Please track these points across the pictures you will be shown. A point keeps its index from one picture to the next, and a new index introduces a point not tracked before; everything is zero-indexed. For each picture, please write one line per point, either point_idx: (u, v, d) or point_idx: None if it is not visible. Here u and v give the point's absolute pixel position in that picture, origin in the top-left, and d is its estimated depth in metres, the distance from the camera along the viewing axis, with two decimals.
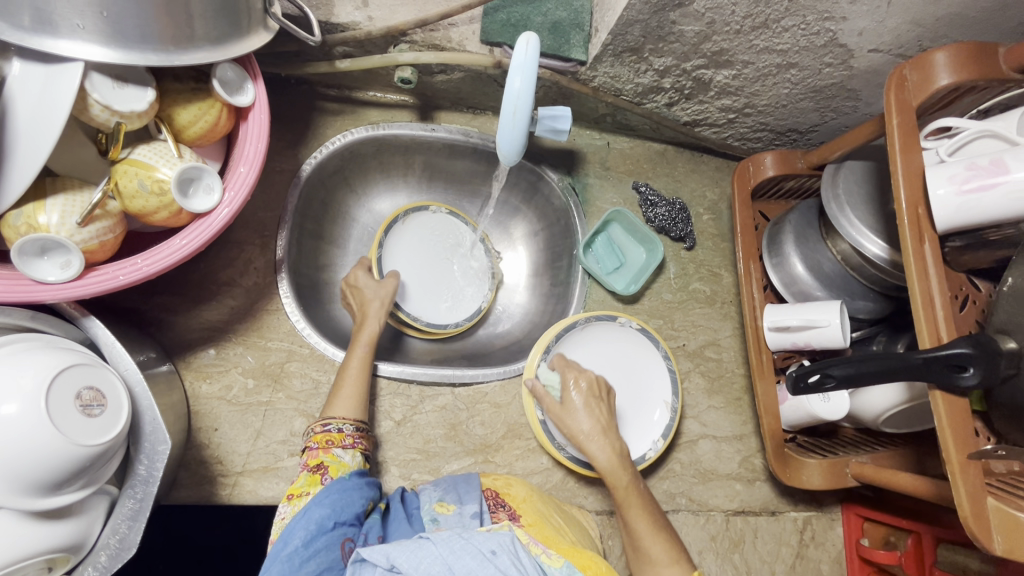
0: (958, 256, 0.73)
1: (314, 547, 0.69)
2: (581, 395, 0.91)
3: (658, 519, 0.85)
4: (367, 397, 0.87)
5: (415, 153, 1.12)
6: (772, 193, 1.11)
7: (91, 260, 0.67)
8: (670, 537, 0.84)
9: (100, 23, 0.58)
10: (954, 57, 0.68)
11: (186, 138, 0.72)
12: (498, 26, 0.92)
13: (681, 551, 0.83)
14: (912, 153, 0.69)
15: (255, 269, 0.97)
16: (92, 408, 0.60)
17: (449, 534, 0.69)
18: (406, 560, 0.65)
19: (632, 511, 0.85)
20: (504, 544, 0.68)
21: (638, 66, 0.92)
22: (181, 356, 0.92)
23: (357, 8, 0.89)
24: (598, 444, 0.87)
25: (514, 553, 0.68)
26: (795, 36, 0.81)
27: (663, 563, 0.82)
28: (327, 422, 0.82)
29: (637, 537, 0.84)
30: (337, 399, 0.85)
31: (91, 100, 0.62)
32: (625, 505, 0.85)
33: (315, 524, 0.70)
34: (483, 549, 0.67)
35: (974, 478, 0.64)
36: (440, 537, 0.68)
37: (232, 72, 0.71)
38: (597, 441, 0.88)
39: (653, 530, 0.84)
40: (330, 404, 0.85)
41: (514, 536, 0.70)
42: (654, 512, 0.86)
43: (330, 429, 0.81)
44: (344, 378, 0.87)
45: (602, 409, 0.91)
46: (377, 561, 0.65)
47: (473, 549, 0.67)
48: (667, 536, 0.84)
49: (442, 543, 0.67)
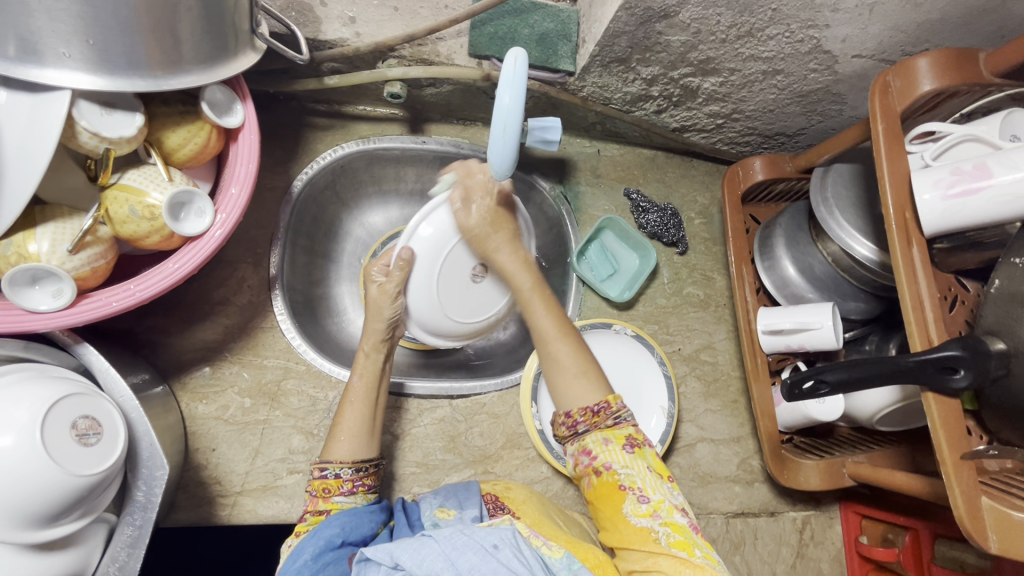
0: (945, 257, 0.75)
1: (323, 560, 0.68)
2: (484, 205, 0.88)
3: (573, 334, 0.84)
4: (371, 422, 0.85)
5: (407, 165, 1.12)
6: (762, 197, 1.11)
7: (83, 286, 0.66)
8: (586, 358, 0.82)
9: (86, 51, 0.58)
10: (936, 64, 0.69)
11: (176, 160, 0.72)
12: (486, 39, 0.93)
13: (596, 368, 0.82)
14: (898, 159, 0.70)
15: (249, 287, 0.97)
16: (88, 437, 0.59)
17: (451, 531, 0.68)
18: (410, 557, 0.65)
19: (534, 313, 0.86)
20: (505, 539, 0.68)
21: (626, 75, 0.93)
22: (176, 377, 0.91)
23: (344, 25, 0.89)
24: (511, 257, 0.90)
25: (516, 546, 0.68)
26: (780, 43, 0.82)
27: (578, 374, 0.81)
28: (325, 467, 0.78)
29: (546, 345, 0.83)
30: (336, 442, 0.82)
31: (79, 128, 0.62)
32: (528, 307, 0.87)
33: (326, 539, 0.70)
34: (485, 544, 0.67)
35: (967, 478, 0.65)
36: (442, 534, 0.68)
37: (221, 94, 0.72)
38: (504, 248, 0.90)
39: (562, 336, 0.83)
40: (329, 446, 0.82)
41: (515, 530, 0.70)
42: (563, 319, 0.86)
43: (327, 476, 0.78)
44: (342, 418, 0.84)
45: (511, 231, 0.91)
46: (381, 560, 0.65)
47: (475, 546, 0.67)
48: (579, 344, 0.83)
49: (444, 540, 0.67)
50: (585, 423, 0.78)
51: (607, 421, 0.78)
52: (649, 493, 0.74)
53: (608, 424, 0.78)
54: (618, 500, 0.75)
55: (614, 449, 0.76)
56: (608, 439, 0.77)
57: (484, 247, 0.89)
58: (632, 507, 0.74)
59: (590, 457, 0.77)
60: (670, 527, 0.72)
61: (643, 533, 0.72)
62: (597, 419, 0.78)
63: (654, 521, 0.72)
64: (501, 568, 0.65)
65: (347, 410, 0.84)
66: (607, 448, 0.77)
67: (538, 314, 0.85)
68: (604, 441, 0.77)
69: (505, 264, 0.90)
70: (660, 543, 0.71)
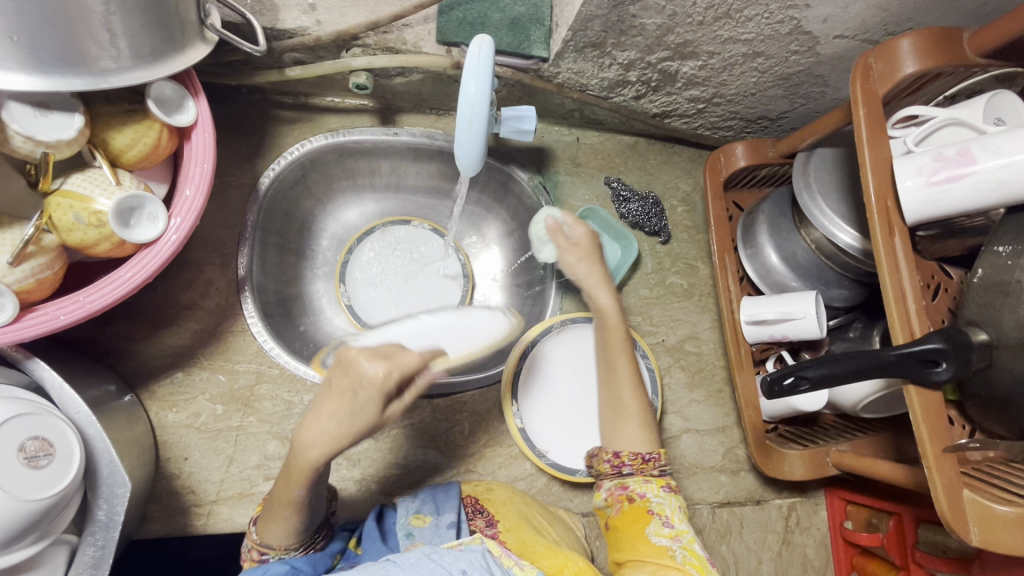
0: (929, 245, 0.72)
1: None
2: (590, 248, 0.93)
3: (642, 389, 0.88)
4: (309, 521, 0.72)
5: (380, 158, 1.08)
6: (745, 183, 1.09)
7: (28, 299, 0.62)
8: (646, 413, 0.86)
9: (13, 48, 0.54)
10: (918, 44, 0.66)
11: (125, 162, 0.68)
12: (455, 25, 0.89)
13: (654, 422, 0.86)
14: (880, 145, 0.68)
15: (217, 290, 0.93)
16: (38, 459, 0.56)
17: (417, 556, 0.64)
18: None
19: (618, 361, 0.88)
20: (474, 561, 0.65)
21: (602, 60, 0.90)
22: (143, 385, 0.88)
23: (304, 12, 0.84)
24: (608, 293, 0.90)
25: (485, 569, 0.64)
26: (759, 25, 0.79)
27: (639, 426, 0.85)
28: (266, 550, 0.71)
29: (617, 390, 0.87)
30: (275, 524, 0.70)
31: (10, 132, 0.58)
32: (613, 358, 0.88)
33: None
34: (453, 570, 0.63)
35: (950, 471, 0.63)
36: (407, 560, 0.64)
37: (170, 90, 0.68)
38: (605, 288, 0.91)
39: (638, 390, 0.87)
40: (264, 522, 0.71)
41: (484, 550, 0.67)
42: (637, 371, 0.88)
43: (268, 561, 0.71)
44: (281, 504, 0.69)
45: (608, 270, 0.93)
46: None
47: (442, 571, 0.63)
48: (645, 402, 0.86)
49: (409, 567, 0.62)
50: (631, 466, 0.83)
51: (653, 470, 0.83)
52: (673, 520, 0.78)
53: (653, 473, 0.83)
54: (643, 521, 0.78)
55: (651, 484, 0.82)
56: (648, 478, 0.82)
57: (591, 286, 0.90)
58: (655, 527, 0.77)
59: (626, 490, 0.82)
60: (688, 551, 0.74)
61: (661, 549, 0.74)
62: (644, 466, 0.82)
63: (675, 542, 0.75)
64: None
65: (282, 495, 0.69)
66: (648, 486, 0.82)
67: (622, 360, 0.87)
68: (646, 482, 0.82)
69: (604, 304, 0.89)
70: (676, 559, 0.73)
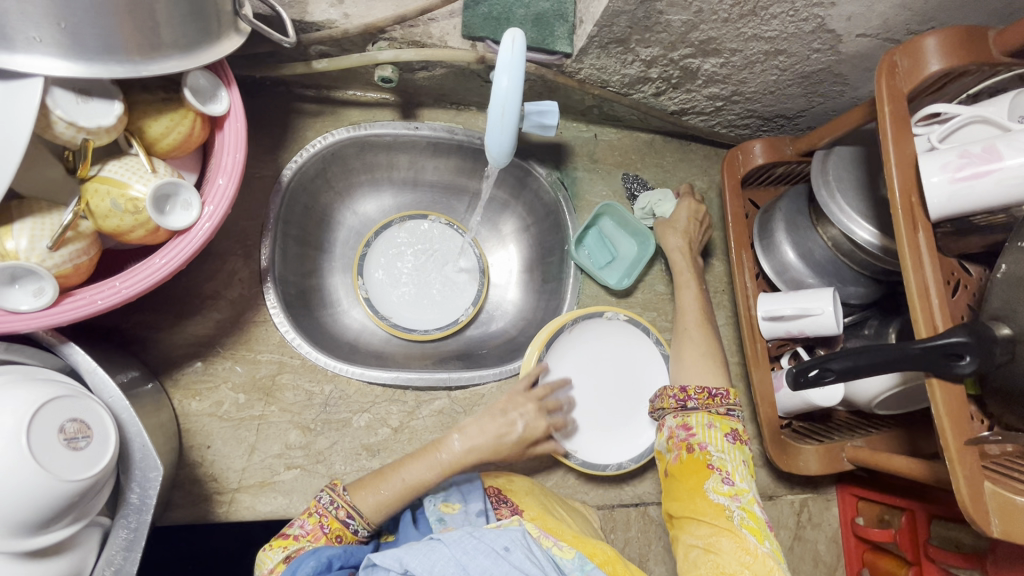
0: (950, 242, 0.74)
1: None
2: (683, 219, 1.05)
3: (708, 330, 0.98)
4: (396, 503, 0.78)
5: (400, 152, 1.09)
6: (762, 180, 1.09)
7: (65, 284, 0.63)
8: (710, 346, 0.95)
9: (57, 34, 0.55)
10: (944, 43, 0.67)
11: (158, 150, 0.69)
12: (480, 20, 0.89)
13: (722, 363, 0.93)
14: (905, 142, 0.69)
15: (240, 280, 0.94)
16: (77, 441, 0.57)
17: (460, 534, 0.68)
18: (419, 563, 0.64)
19: (685, 295, 1.01)
20: (516, 539, 0.68)
21: (625, 57, 0.90)
22: (168, 373, 0.89)
23: (332, 5, 0.85)
24: (681, 251, 1.03)
25: (527, 547, 0.68)
26: (783, 23, 0.80)
27: (705, 359, 0.93)
28: (350, 517, 0.76)
29: (684, 321, 0.99)
30: (365, 491, 0.77)
31: (53, 117, 0.58)
32: (682, 296, 1.01)
33: (326, 559, 0.69)
34: (496, 546, 0.66)
35: (971, 463, 0.64)
36: (451, 536, 0.67)
37: (204, 80, 0.68)
38: (676, 237, 1.03)
39: (704, 328, 0.97)
40: (360, 487, 0.78)
41: (525, 531, 0.70)
42: (704, 311, 1.00)
43: (348, 527, 0.76)
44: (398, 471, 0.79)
45: (694, 237, 1.05)
46: (388, 566, 0.65)
47: (485, 548, 0.66)
48: (710, 336, 0.97)
49: (454, 544, 0.66)
50: (696, 401, 0.87)
51: (720, 408, 0.86)
52: (734, 477, 0.80)
53: (717, 410, 0.86)
54: (703, 474, 0.81)
55: (715, 433, 0.83)
56: (712, 424, 0.84)
57: (665, 241, 1.04)
58: (714, 484, 0.80)
59: (688, 433, 0.84)
60: (746, 512, 0.78)
61: (719, 508, 0.78)
62: (710, 403, 0.86)
63: (733, 501, 0.78)
64: (513, 571, 0.64)
65: (394, 476, 0.78)
66: (710, 432, 0.84)
67: (687, 297, 1.00)
68: (709, 428, 0.84)
69: (671, 248, 1.03)
70: (732, 521, 0.77)
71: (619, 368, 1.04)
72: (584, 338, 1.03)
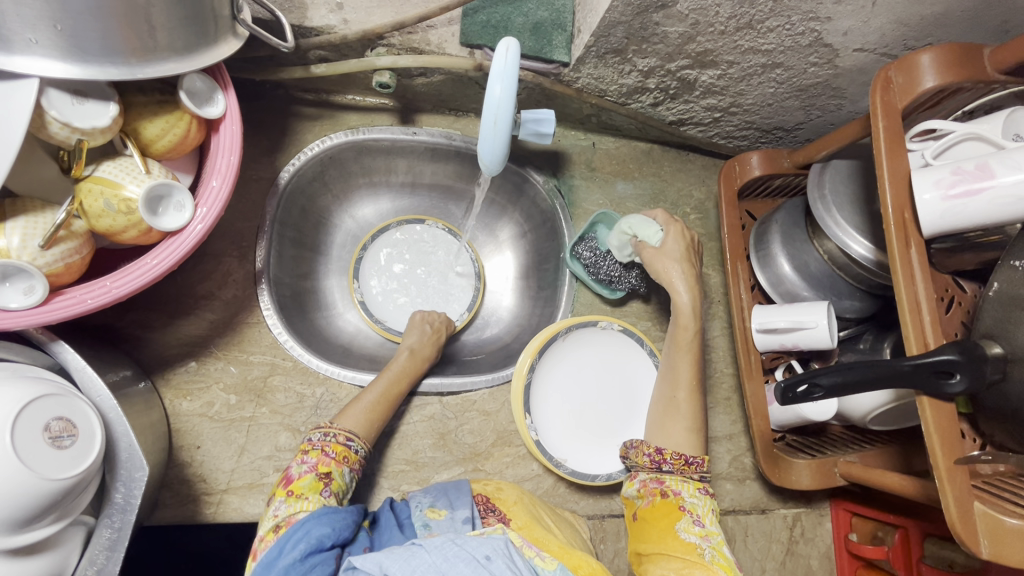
0: (944, 259, 0.73)
1: (310, 561, 0.66)
2: (678, 247, 0.93)
3: (699, 395, 0.90)
4: (377, 424, 0.86)
5: (398, 157, 1.10)
6: (759, 192, 1.09)
7: (56, 283, 0.64)
8: (697, 417, 0.88)
9: (55, 36, 0.55)
10: (939, 59, 0.67)
11: (154, 151, 0.69)
12: (478, 28, 0.90)
13: (704, 429, 0.89)
14: (898, 157, 0.68)
15: (235, 281, 0.94)
16: (62, 439, 0.58)
17: (442, 542, 0.67)
18: (400, 567, 0.63)
19: (680, 361, 0.91)
20: (498, 549, 0.67)
21: (622, 67, 0.91)
22: (160, 373, 0.89)
23: (332, 11, 0.86)
24: (687, 285, 0.91)
25: (508, 557, 0.67)
26: (780, 36, 0.80)
27: (686, 429, 0.87)
28: (350, 439, 0.81)
29: (674, 389, 0.90)
30: (348, 413, 0.85)
31: (48, 118, 0.59)
32: (674, 355, 0.92)
33: (315, 539, 0.67)
34: (477, 555, 0.65)
35: (961, 483, 0.64)
36: (433, 544, 0.67)
37: (201, 82, 0.69)
38: (684, 284, 0.91)
39: (693, 397, 0.89)
40: (343, 413, 0.84)
41: (507, 540, 0.70)
42: (697, 380, 0.91)
43: (350, 447, 0.80)
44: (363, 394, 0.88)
45: (694, 269, 0.93)
46: (369, 571, 0.64)
47: (467, 557, 0.65)
48: (700, 409, 0.89)
49: (435, 551, 0.65)
50: (672, 464, 0.85)
51: (693, 472, 0.85)
52: (704, 520, 0.81)
53: (693, 475, 0.85)
54: (673, 516, 0.81)
55: (688, 484, 0.84)
56: (687, 479, 0.85)
57: (668, 282, 0.92)
58: (685, 524, 0.80)
59: (661, 485, 0.85)
60: (716, 551, 0.78)
61: (689, 545, 0.78)
62: (686, 468, 0.85)
63: (704, 540, 0.79)
64: None
65: (369, 394, 0.88)
66: (685, 484, 0.84)
67: (682, 359, 0.91)
68: (682, 481, 0.85)
69: (674, 285, 0.91)
70: (703, 558, 0.77)
71: (614, 379, 1.04)
72: (585, 343, 1.03)
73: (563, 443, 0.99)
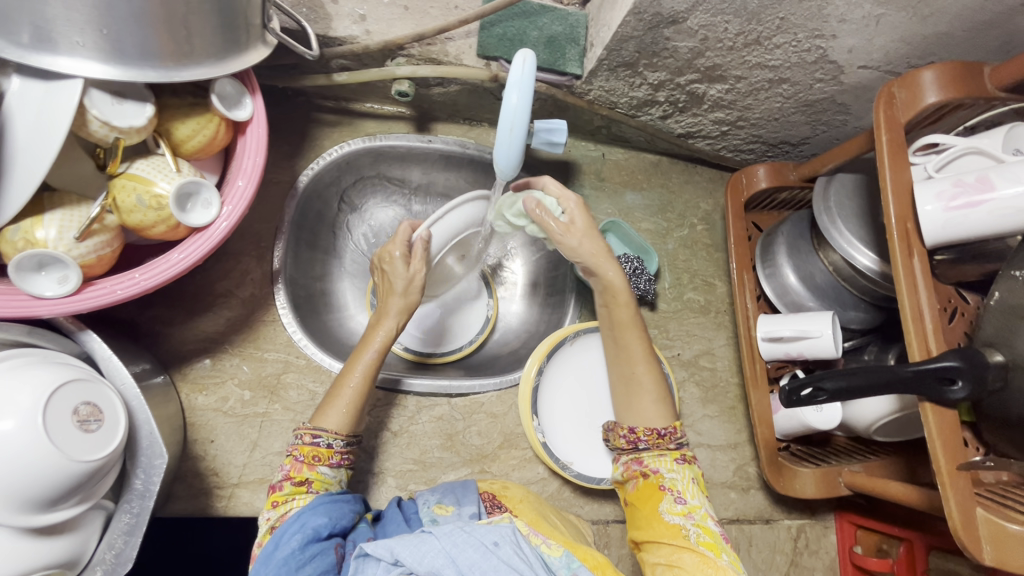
0: (948, 269, 0.75)
1: (310, 551, 0.67)
2: (585, 221, 0.90)
3: (654, 363, 0.91)
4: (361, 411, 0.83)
5: (413, 163, 1.13)
6: (765, 205, 1.12)
7: (88, 274, 0.67)
8: (661, 389, 0.89)
9: (100, 40, 0.59)
10: (941, 76, 0.70)
11: (184, 151, 0.72)
12: (495, 40, 0.94)
13: (669, 398, 0.90)
14: (901, 169, 0.70)
15: (252, 280, 0.97)
16: (89, 423, 0.60)
17: (451, 529, 0.69)
18: (410, 554, 0.64)
19: (627, 339, 0.91)
20: (506, 535, 0.69)
21: (633, 80, 0.94)
22: (177, 368, 0.91)
23: (355, 23, 0.90)
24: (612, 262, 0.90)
25: (516, 543, 0.69)
26: (786, 52, 0.83)
27: (650, 402, 0.88)
28: (317, 434, 0.78)
29: (632, 366, 0.91)
30: (329, 410, 0.80)
31: (90, 116, 0.62)
32: (624, 336, 0.91)
33: (313, 529, 0.69)
34: (485, 541, 0.67)
35: (964, 489, 0.65)
36: (442, 531, 0.68)
37: (231, 87, 0.72)
38: (609, 261, 0.90)
39: (652, 371, 0.90)
40: (319, 412, 0.80)
41: (515, 528, 0.71)
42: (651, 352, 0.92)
43: (320, 443, 0.77)
44: (341, 388, 0.82)
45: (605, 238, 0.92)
46: (381, 556, 0.64)
47: (475, 542, 0.67)
48: (660, 377, 0.90)
49: (445, 537, 0.67)
50: (647, 441, 0.86)
51: (669, 444, 0.86)
52: (686, 495, 0.82)
53: (668, 446, 0.86)
54: (656, 499, 0.82)
55: (665, 459, 0.85)
56: (664, 453, 0.85)
57: (594, 264, 0.90)
58: (668, 505, 0.81)
59: (641, 465, 0.85)
60: (702, 529, 0.78)
61: (676, 528, 0.78)
62: (661, 441, 0.86)
63: (687, 519, 0.79)
64: (503, 564, 0.65)
65: (350, 381, 0.83)
66: (662, 459, 0.85)
67: (631, 338, 0.91)
68: (660, 457, 0.85)
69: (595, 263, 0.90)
70: (690, 540, 0.77)
71: None
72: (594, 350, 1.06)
73: (569, 447, 1.00)
